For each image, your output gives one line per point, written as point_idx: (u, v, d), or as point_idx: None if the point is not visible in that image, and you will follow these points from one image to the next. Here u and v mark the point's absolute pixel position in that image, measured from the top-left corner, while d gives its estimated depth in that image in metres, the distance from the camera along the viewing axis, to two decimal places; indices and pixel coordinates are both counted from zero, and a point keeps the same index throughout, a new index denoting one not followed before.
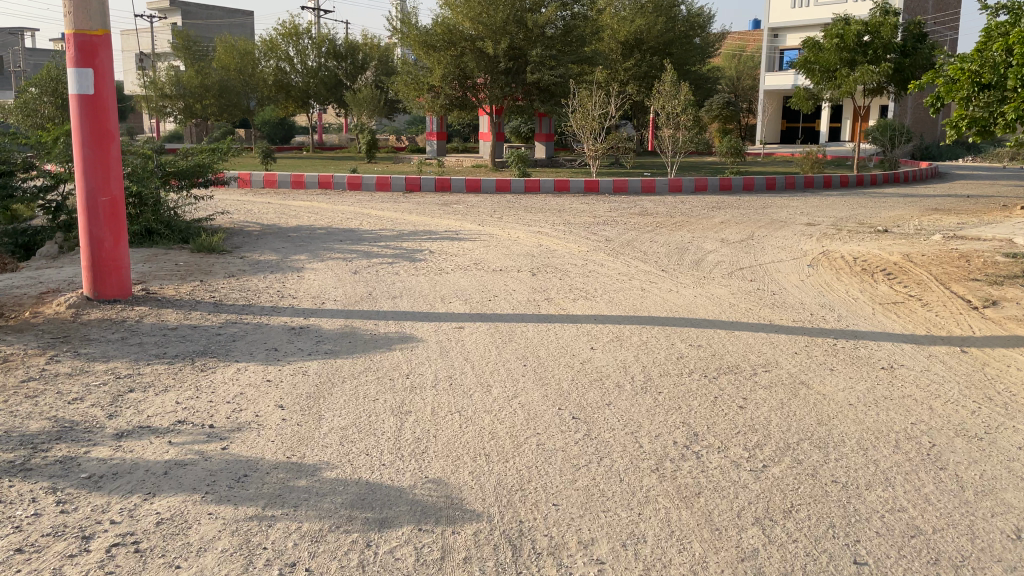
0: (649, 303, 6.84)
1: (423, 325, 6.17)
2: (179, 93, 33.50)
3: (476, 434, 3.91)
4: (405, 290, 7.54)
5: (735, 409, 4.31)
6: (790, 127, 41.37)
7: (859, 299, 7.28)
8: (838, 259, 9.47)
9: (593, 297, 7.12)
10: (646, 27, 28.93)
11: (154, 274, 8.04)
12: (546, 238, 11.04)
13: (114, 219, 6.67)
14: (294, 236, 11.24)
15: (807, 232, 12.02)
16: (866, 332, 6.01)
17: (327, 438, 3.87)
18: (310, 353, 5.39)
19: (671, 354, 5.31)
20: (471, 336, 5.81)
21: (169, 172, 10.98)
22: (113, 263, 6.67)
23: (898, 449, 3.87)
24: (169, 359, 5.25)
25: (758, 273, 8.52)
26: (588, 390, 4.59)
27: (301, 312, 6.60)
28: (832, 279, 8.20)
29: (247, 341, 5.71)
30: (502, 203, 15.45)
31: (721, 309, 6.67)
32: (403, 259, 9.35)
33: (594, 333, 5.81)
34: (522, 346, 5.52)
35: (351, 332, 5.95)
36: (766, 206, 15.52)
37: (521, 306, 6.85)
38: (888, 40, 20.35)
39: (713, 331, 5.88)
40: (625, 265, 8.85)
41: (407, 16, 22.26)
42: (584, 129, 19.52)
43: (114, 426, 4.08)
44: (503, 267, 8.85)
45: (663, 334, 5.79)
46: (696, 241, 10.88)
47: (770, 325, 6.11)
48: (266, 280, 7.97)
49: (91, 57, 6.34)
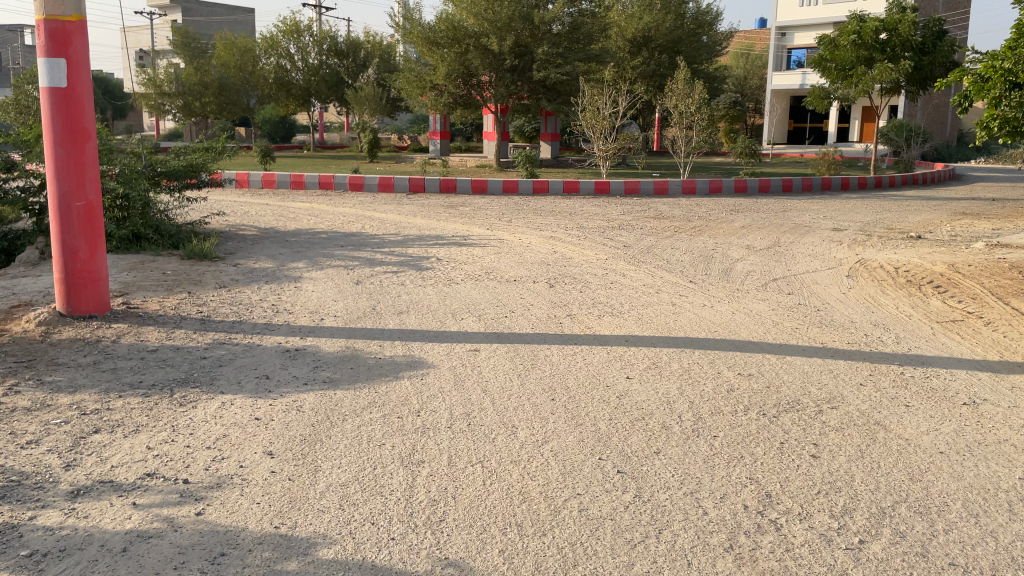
0: (683, 322, 6.17)
1: (434, 346, 5.51)
2: (178, 91, 33.65)
3: (504, 495, 3.24)
4: (411, 303, 6.88)
5: (807, 460, 3.65)
6: (798, 127, 40.68)
7: (913, 316, 6.63)
8: (877, 269, 8.81)
9: (620, 314, 6.45)
10: (654, 24, 28.33)
11: (137, 285, 7.37)
12: (559, 244, 10.39)
13: (89, 226, 5.99)
14: (293, 241, 10.59)
15: (835, 238, 11.36)
16: (932, 358, 5.37)
17: (324, 500, 3.20)
18: (305, 383, 4.69)
19: (719, 386, 4.64)
20: (489, 361, 5.14)
21: (160, 172, 10.31)
22: (90, 275, 5.99)
23: (1015, 516, 3.20)
24: (144, 390, 4.56)
25: (794, 285, 7.87)
26: (631, 433, 3.92)
27: (297, 330, 5.93)
28: (876, 293, 7.57)
29: (234, 366, 5.03)
30: (511, 205, 14.83)
31: (763, 329, 6.00)
32: (409, 267, 8.71)
33: (630, 359, 5.14)
34: (547, 374, 4.86)
35: (353, 355, 5.28)
36: (786, 209, 14.92)
37: (542, 324, 6.16)
38: (906, 37, 19.59)
39: (762, 358, 5.22)
40: (651, 276, 8.18)
41: (410, 12, 21.57)
42: (594, 129, 18.82)
43: (70, 481, 3.40)
44: (517, 277, 8.20)
45: (705, 359, 5.13)
46: (720, 249, 10.17)
47: (824, 349, 5.46)
48: (260, 291, 7.30)
49: (64, 46, 5.65)
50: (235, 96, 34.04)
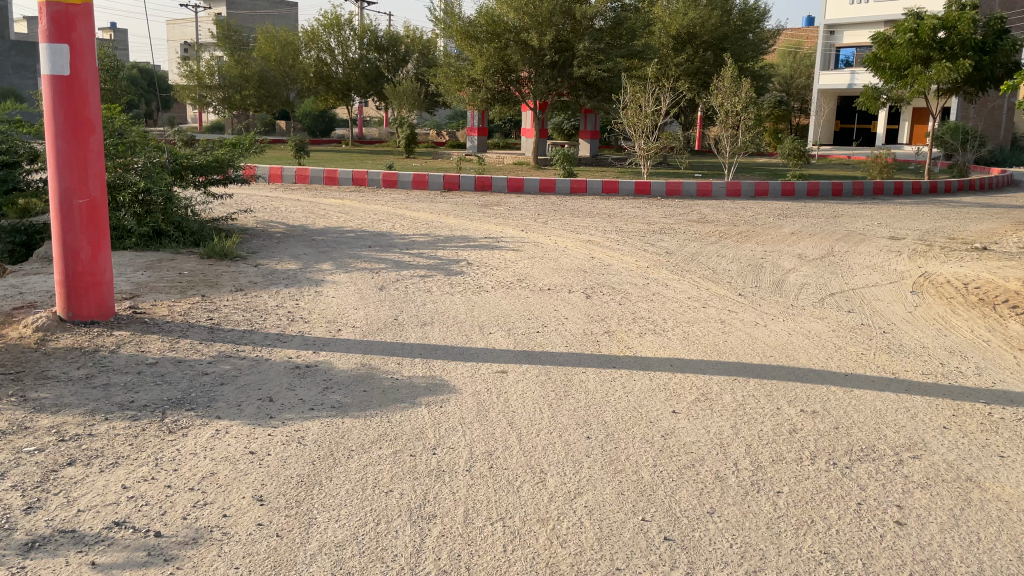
0: (734, 343, 5.56)
1: (458, 366, 4.98)
2: (220, 83, 33.69)
3: (529, 569, 2.73)
4: (435, 314, 6.37)
5: (891, 529, 3.09)
6: (845, 127, 39.39)
7: (993, 342, 5.94)
8: (943, 284, 8.13)
9: (664, 332, 5.86)
10: (699, 20, 27.38)
11: (150, 286, 6.98)
12: (598, 249, 9.80)
13: (93, 225, 5.58)
14: (319, 240, 10.17)
15: (894, 248, 10.60)
16: (1022, 396, 4.69)
17: (314, 567, 2.72)
18: (311, 409, 4.19)
19: (781, 426, 4.05)
20: (517, 386, 4.61)
21: (183, 166, 9.89)
22: (92, 277, 5.58)
23: None
24: (134, 413, 4.12)
25: (854, 301, 7.21)
26: (679, 484, 3.37)
27: (312, 343, 5.46)
28: (946, 312, 6.89)
29: (237, 385, 4.56)
30: (548, 206, 14.29)
31: (826, 354, 5.38)
32: (437, 271, 8.23)
33: (676, 389, 4.56)
34: (581, 404, 4.30)
35: (367, 375, 4.77)
36: (837, 215, 14.16)
37: (577, 341, 5.60)
38: (966, 36, 18.57)
39: (827, 390, 4.61)
40: (696, 287, 7.57)
41: (450, 5, 21.16)
42: (636, 127, 18.14)
43: (26, 528, 2.95)
44: (552, 285, 7.65)
45: (762, 392, 4.53)
46: (770, 257, 9.53)
47: (896, 382, 4.84)
48: (277, 296, 6.86)
49: (67, 31, 5.25)
50: (275, 89, 33.95)
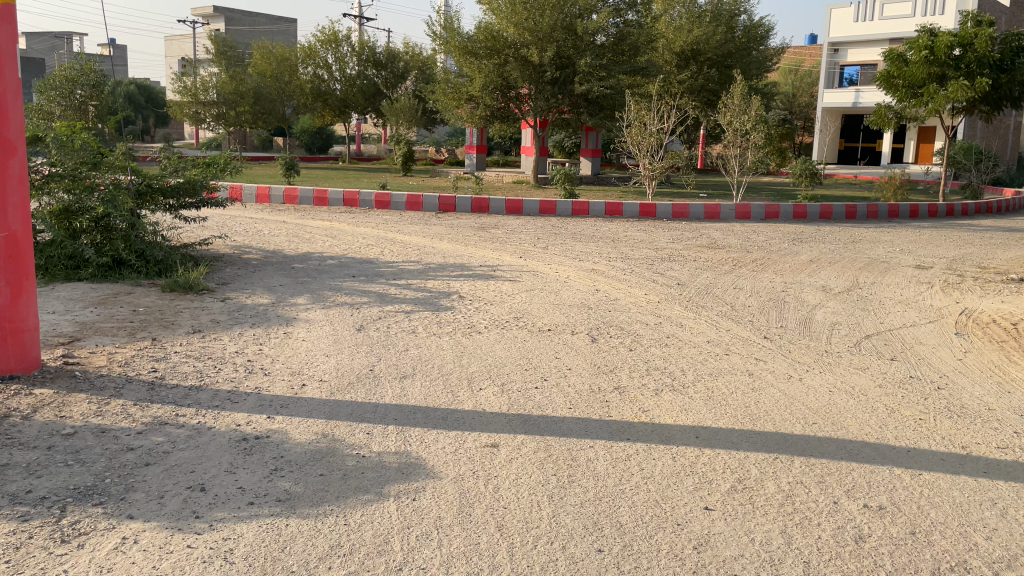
0: (769, 406, 4.71)
1: (439, 438, 4.12)
2: (214, 99, 32.44)
3: None
4: (419, 363, 5.51)
5: None
6: (849, 146, 38.58)
7: None
8: (988, 323, 7.34)
9: (683, 389, 5.01)
10: (703, 37, 26.74)
11: (96, 327, 6.15)
12: (603, 280, 8.95)
13: (13, 263, 4.74)
14: (299, 268, 9.34)
15: (924, 279, 9.78)
16: None
17: None
18: (249, 504, 3.33)
19: (845, 534, 3.17)
20: (510, 468, 3.74)
21: (154, 190, 8.92)
22: (12, 324, 4.74)
23: None
24: (26, 510, 3.25)
25: (894, 346, 6.38)
26: None
27: (269, 404, 4.61)
28: (1002, 361, 6.05)
29: (165, 467, 3.70)
30: (547, 228, 13.53)
31: (878, 422, 4.51)
32: (424, 307, 7.41)
33: (706, 473, 3.70)
34: (590, 497, 3.44)
35: (330, 451, 3.92)
36: (855, 240, 13.37)
37: (581, 402, 4.75)
38: (983, 53, 17.75)
39: (891, 474, 3.76)
40: (714, 328, 6.74)
41: (449, 21, 20.39)
42: (639, 146, 17.31)
43: None
44: (554, 325, 6.81)
45: (813, 479, 3.67)
46: (791, 290, 8.72)
47: (974, 462, 3.97)
48: (239, 340, 6.01)
49: None
50: (270, 105, 32.96)
